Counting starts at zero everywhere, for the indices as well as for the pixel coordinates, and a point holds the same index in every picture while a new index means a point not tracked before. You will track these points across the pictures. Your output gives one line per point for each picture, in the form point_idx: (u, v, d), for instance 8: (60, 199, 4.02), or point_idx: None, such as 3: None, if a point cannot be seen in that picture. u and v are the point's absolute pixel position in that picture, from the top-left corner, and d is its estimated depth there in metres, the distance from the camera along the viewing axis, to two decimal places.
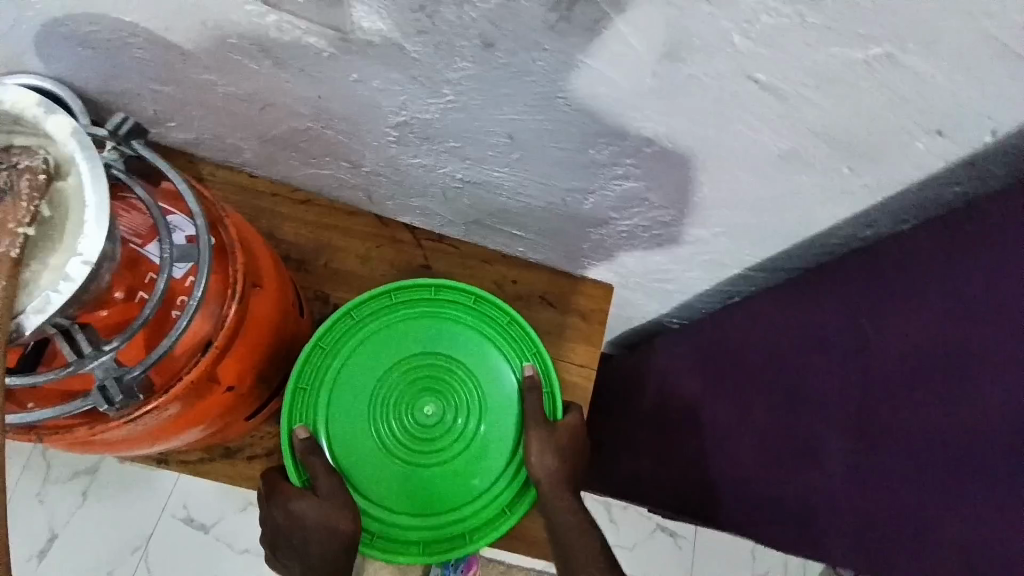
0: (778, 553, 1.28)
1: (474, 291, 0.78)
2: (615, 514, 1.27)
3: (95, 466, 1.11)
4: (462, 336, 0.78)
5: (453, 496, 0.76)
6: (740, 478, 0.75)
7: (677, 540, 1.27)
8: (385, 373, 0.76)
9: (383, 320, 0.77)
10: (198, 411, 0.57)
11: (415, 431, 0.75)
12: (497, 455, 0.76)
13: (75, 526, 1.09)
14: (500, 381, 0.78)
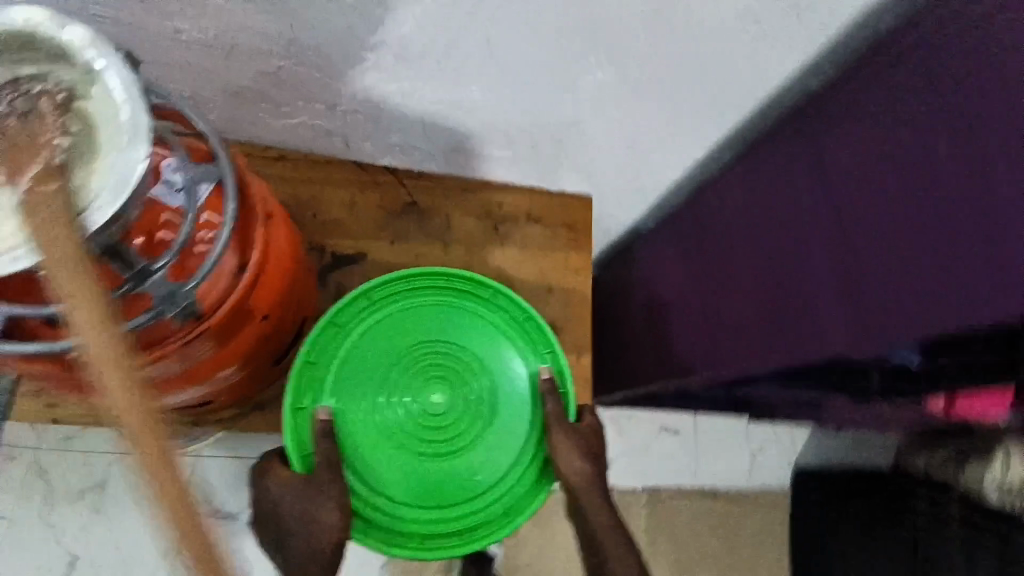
0: (769, 428, 1.40)
1: (493, 286, 0.81)
2: (623, 425, 1.33)
3: (102, 481, 1.08)
4: (476, 327, 0.80)
5: (457, 485, 0.78)
6: (715, 358, 0.82)
7: (680, 436, 1.36)
8: (394, 361, 0.78)
9: (391, 307, 0.79)
10: (241, 339, 0.58)
11: (426, 422, 0.76)
12: (507, 448, 0.79)
13: (96, 538, 1.08)
14: (515, 374, 0.80)
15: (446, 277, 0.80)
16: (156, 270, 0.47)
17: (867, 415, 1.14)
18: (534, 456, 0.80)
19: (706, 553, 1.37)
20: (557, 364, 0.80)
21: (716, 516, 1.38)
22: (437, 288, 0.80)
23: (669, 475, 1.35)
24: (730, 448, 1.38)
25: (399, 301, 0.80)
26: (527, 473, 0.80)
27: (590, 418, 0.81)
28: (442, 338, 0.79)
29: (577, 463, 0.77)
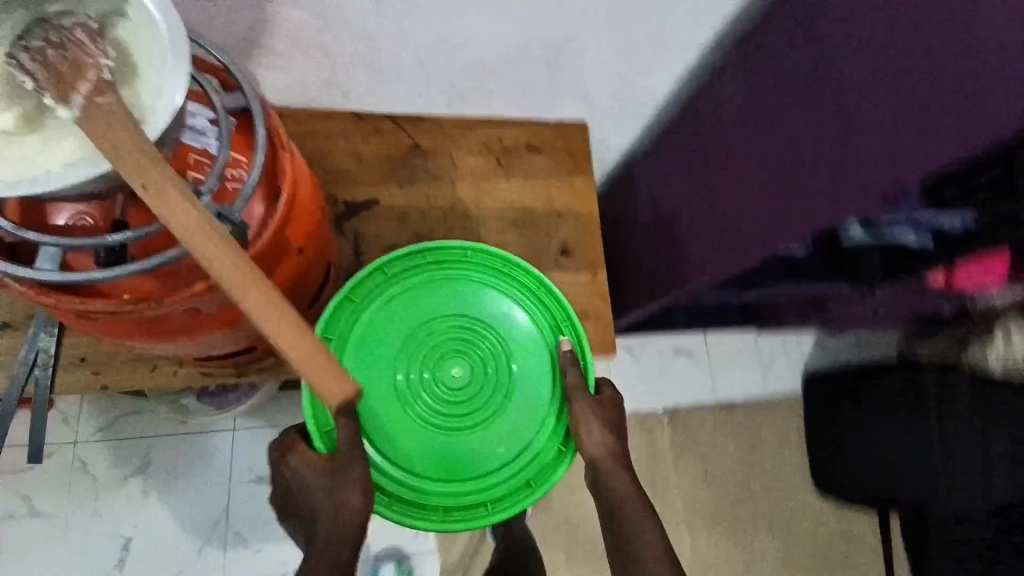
0: (775, 337, 1.47)
1: (509, 257, 0.77)
2: (637, 352, 1.38)
3: (145, 463, 1.11)
4: (493, 296, 0.77)
5: (479, 457, 0.74)
6: (727, 254, 0.87)
7: (694, 357, 1.42)
8: (412, 335, 0.75)
9: (407, 279, 0.76)
10: (280, 275, 0.58)
11: (448, 396, 0.74)
12: (529, 418, 0.76)
13: (147, 525, 1.10)
14: (536, 342, 0.77)
15: (462, 248, 0.76)
16: (205, 193, 0.48)
17: (869, 305, 1.20)
18: (555, 428, 0.76)
19: (730, 461, 1.43)
20: (578, 336, 0.77)
21: (735, 426, 1.44)
22: (449, 259, 0.77)
23: (686, 393, 1.41)
24: (743, 361, 1.44)
25: (411, 274, 0.76)
26: (550, 445, 0.76)
27: (612, 389, 0.77)
28: (459, 309, 0.76)
29: (606, 440, 0.72)
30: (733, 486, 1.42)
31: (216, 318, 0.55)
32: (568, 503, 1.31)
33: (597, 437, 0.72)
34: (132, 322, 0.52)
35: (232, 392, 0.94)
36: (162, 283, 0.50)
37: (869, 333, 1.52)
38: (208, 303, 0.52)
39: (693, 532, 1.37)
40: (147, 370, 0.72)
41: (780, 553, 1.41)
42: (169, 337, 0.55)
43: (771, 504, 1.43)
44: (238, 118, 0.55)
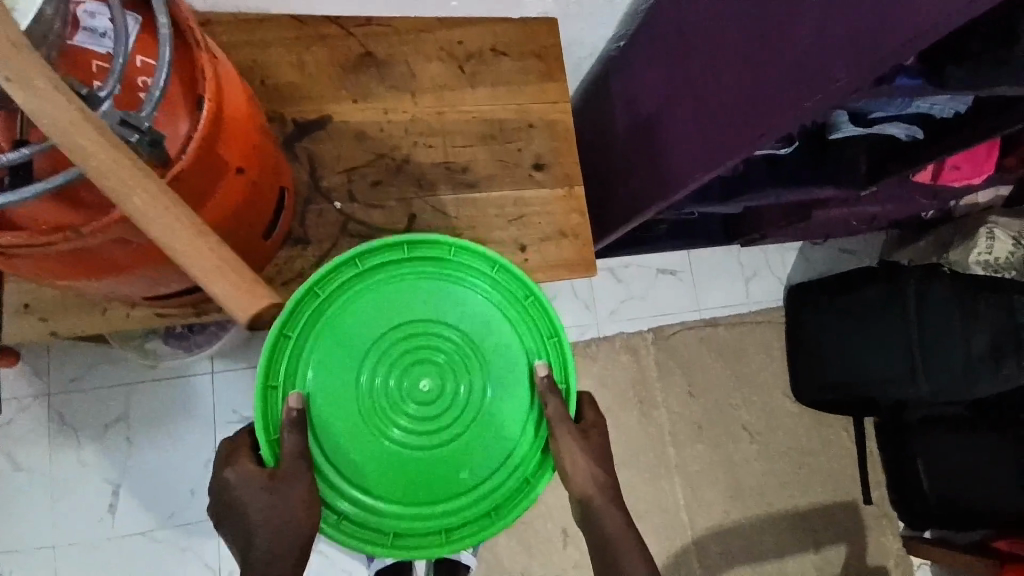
0: (757, 249, 1.47)
1: (496, 261, 0.70)
2: (619, 274, 1.37)
3: (125, 412, 1.10)
4: (472, 302, 0.71)
5: (442, 478, 0.69)
6: (704, 162, 0.80)
7: (677, 276, 1.41)
8: (380, 343, 0.69)
9: (377, 280, 0.69)
10: (220, 200, 0.52)
11: (417, 411, 0.69)
12: (500, 439, 0.70)
13: (136, 470, 1.09)
14: (516, 355, 0.71)
15: (445, 246, 0.69)
16: (103, 97, 0.42)
17: (853, 211, 1.18)
18: (527, 456, 0.71)
19: (717, 375, 1.41)
20: (563, 359, 0.71)
21: (719, 342, 1.42)
22: (429, 258, 0.70)
23: (670, 311, 1.40)
24: (726, 276, 1.45)
25: (386, 271, 0.69)
26: (520, 474, 0.70)
27: (594, 414, 0.71)
28: (434, 315, 0.70)
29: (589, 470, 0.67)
30: (716, 401, 1.39)
31: (148, 254, 0.49)
32: None
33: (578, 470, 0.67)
34: (51, 259, 0.47)
35: (201, 332, 0.91)
36: (79, 211, 0.44)
37: (849, 242, 1.53)
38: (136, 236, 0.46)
39: (679, 445, 1.35)
40: (99, 317, 0.67)
41: (766, 462, 1.40)
42: (88, 275, 0.50)
43: (758, 415, 1.42)
44: (140, 10, 0.47)
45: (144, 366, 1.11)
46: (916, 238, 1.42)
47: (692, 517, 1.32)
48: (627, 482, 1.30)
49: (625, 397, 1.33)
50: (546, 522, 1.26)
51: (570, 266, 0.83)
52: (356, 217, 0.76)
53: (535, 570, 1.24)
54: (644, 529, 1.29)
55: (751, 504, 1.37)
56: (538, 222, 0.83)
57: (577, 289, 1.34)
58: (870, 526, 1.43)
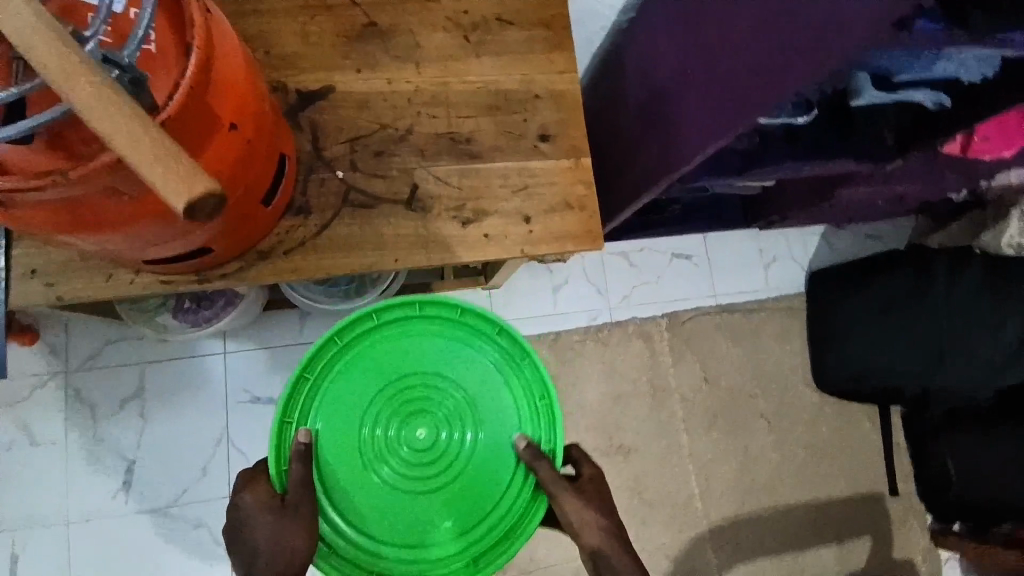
0: (776, 232, 1.43)
1: (498, 324, 0.76)
2: (632, 258, 1.35)
3: (139, 389, 1.12)
4: (472, 360, 0.76)
5: (427, 523, 0.73)
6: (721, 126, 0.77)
7: (692, 260, 1.38)
8: (384, 391, 0.74)
9: (388, 335, 0.75)
10: (210, 156, 0.52)
11: (412, 460, 0.73)
12: (485, 490, 0.74)
13: (149, 447, 1.11)
14: (508, 414, 0.76)
15: (454, 307, 0.76)
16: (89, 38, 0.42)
17: (875, 188, 1.14)
18: (510, 511, 0.74)
19: (734, 362, 1.37)
20: (551, 421, 0.75)
21: (737, 328, 1.38)
22: (437, 317, 0.76)
23: (684, 296, 1.37)
24: (744, 260, 1.41)
25: (397, 327, 0.75)
26: (501, 527, 0.74)
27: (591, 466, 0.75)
28: (437, 369, 0.75)
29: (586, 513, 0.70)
30: (733, 389, 1.35)
31: (140, 207, 0.49)
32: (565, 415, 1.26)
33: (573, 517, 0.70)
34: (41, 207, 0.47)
35: (206, 307, 0.91)
36: (68, 155, 0.45)
37: (873, 227, 1.48)
38: (125, 182, 0.46)
39: (693, 433, 1.31)
40: (103, 281, 0.68)
41: (785, 453, 1.35)
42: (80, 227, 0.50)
43: (776, 404, 1.37)
44: None
45: (158, 343, 1.14)
46: (952, 221, 1.37)
47: (707, 507, 1.28)
48: (638, 469, 1.27)
49: (638, 383, 1.30)
50: None
51: (578, 238, 0.81)
52: (357, 186, 0.76)
53: (544, 555, 1.22)
54: (656, 518, 1.26)
55: (769, 495, 1.32)
56: (542, 193, 0.81)
57: (589, 273, 1.32)
58: (896, 521, 1.37)
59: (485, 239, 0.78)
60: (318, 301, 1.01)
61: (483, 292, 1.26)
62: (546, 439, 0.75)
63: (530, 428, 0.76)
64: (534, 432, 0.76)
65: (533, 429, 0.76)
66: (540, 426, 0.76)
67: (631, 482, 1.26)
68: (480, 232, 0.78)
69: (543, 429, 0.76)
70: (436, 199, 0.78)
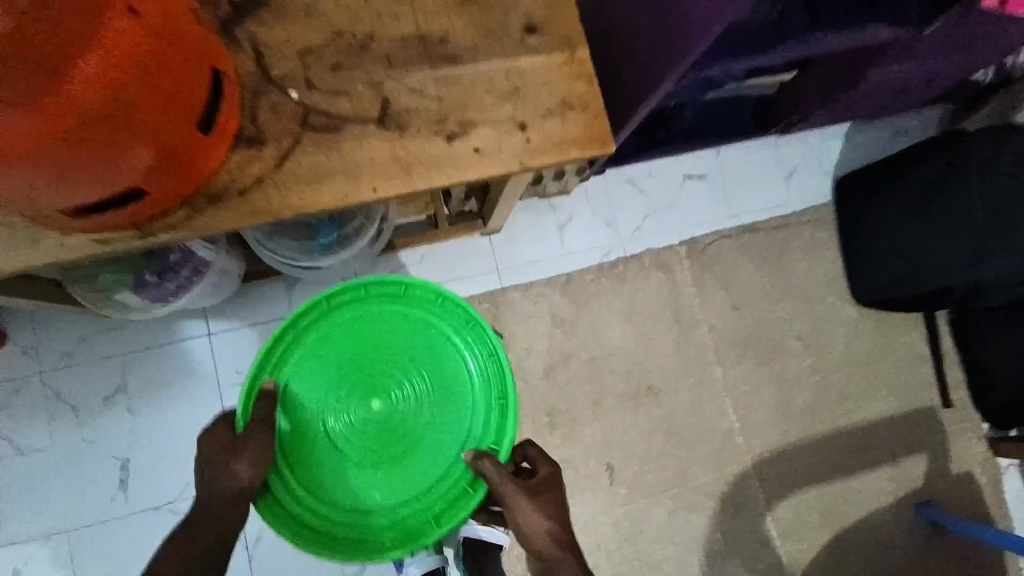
0: (794, 141, 1.31)
1: (469, 318, 0.79)
2: (641, 184, 1.23)
3: (123, 383, 1.03)
4: (442, 348, 0.79)
5: (362, 492, 0.76)
6: None
7: (707, 179, 1.26)
8: (354, 362, 0.78)
9: (363, 312, 0.79)
10: (115, 44, 0.43)
11: (366, 432, 0.77)
12: (426, 468, 0.77)
13: (142, 442, 1.02)
14: (464, 406, 0.79)
15: (428, 295, 0.79)
16: None
17: (906, 67, 1.01)
18: (442, 493, 0.77)
19: (763, 284, 1.26)
20: (505, 426, 0.78)
21: (762, 247, 1.26)
22: (409, 303, 0.79)
23: (702, 220, 1.24)
24: (762, 173, 1.29)
25: (371, 307, 0.79)
26: (429, 507, 0.77)
27: (547, 463, 0.77)
28: (406, 351, 0.79)
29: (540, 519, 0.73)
30: (764, 314, 1.25)
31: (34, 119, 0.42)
32: (586, 365, 1.16)
33: (528, 519, 0.73)
34: None
35: (171, 279, 0.80)
36: None
37: (900, 122, 1.35)
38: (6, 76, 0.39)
39: (726, 364, 1.21)
40: (30, 249, 0.58)
41: (826, 375, 1.26)
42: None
43: (812, 324, 1.27)
44: None
45: (137, 332, 1.04)
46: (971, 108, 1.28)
47: (750, 441, 1.20)
48: (671, 408, 1.18)
49: (661, 318, 1.20)
50: (588, 463, 1.13)
51: (587, 143, 0.69)
52: (316, 107, 0.63)
53: (582, 512, 1.12)
54: (696, 457, 1.17)
55: (813, 420, 1.24)
56: (536, 95, 0.68)
57: (596, 206, 1.20)
58: (950, 432, 1.28)
59: (477, 154, 0.66)
60: (298, 259, 0.90)
61: (482, 239, 1.14)
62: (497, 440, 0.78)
63: (484, 421, 0.79)
64: (487, 430, 0.78)
65: (487, 428, 0.78)
66: (493, 428, 0.78)
67: (665, 422, 1.17)
68: (469, 147, 0.66)
69: (495, 429, 0.78)
70: (412, 113, 0.65)
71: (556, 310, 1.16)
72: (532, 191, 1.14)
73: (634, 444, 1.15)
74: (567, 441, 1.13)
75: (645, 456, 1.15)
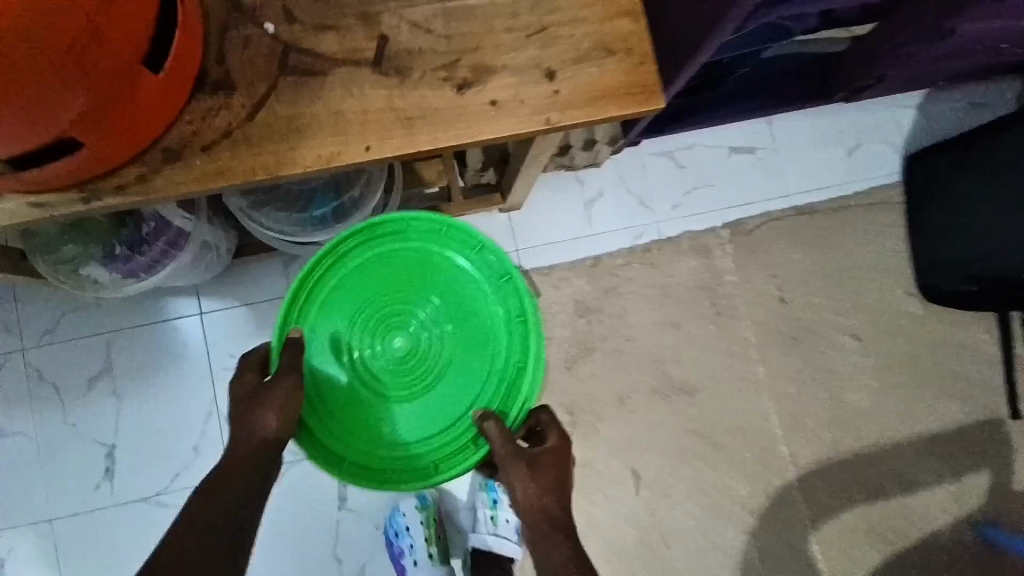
0: (857, 111, 1.15)
1: (506, 270, 0.70)
2: (681, 158, 1.08)
3: (109, 364, 0.95)
4: (474, 294, 0.71)
5: (363, 429, 0.69)
6: None
7: (757, 154, 1.11)
8: (379, 293, 0.70)
9: (398, 246, 0.70)
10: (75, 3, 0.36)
11: (379, 368, 0.70)
12: (441, 415, 0.70)
13: (129, 428, 0.95)
14: (486, 359, 0.71)
15: (466, 238, 0.70)
16: None
17: (1008, 20, 0.84)
18: (453, 444, 0.69)
19: (816, 274, 1.11)
20: (523, 387, 0.69)
21: (816, 231, 1.12)
22: (443, 245, 0.71)
23: (749, 200, 1.10)
24: (820, 147, 1.13)
25: (407, 242, 0.70)
26: (437, 455, 0.69)
27: (558, 436, 0.68)
28: (434, 291, 0.71)
29: (534, 492, 0.64)
30: (814, 307, 1.11)
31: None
32: (610, 358, 1.04)
33: (518, 491, 0.64)
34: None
35: (149, 252, 0.70)
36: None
37: (979, 92, 1.17)
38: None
39: (771, 363, 1.08)
40: None
41: (880, 377, 1.12)
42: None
43: (868, 320, 1.12)
44: None
45: (125, 309, 0.96)
46: None
47: (791, 448, 1.07)
48: (705, 409, 1.06)
49: (699, 309, 1.07)
50: (610, 466, 1.03)
51: (630, 95, 0.55)
52: (298, 45, 0.52)
53: (601, 519, 1.02)
54: (731, 464, 1.05)
55: (865, 427, 1.11)
56: (568, 34, 0.55)
57: (628, 181, 1.07)
58: (1020, 447, 1.13)
59: (493, 107, 0.54)
60: (287, 233, 0.78)
61: (501, 215, 1.03)
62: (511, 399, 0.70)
63: (506, 379, 0.70)
64: (503, 388, 0.70)
65: (504, 385, 0.70)
66: (511, 388, 0.70)
67: (698, 426, 1.05)
68: (484, 99, 0.54)
69: (513, 389, 0.70)
70: (414, 55, 0.53)
71: (580, 298, 1.04)
72: (558, 162, 1.00)
73: (664, 448, 1.04)
74: (588, 442, 1.02)
75: (674, 461, 1.04)
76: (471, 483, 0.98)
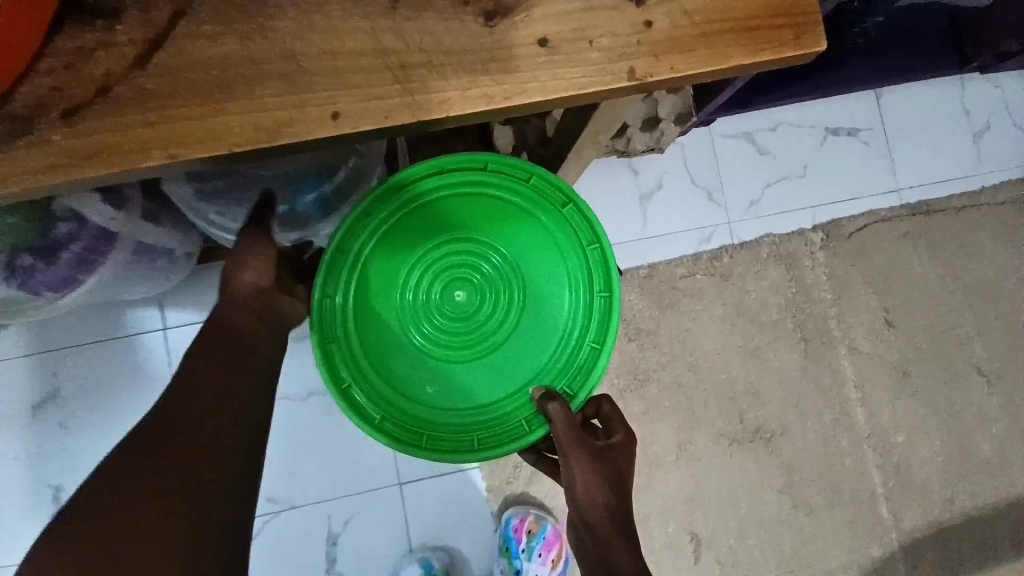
0: (989, 84, 0.90)
1: (598, 237, 0.49)
2: (762, 141, 0.86)
3: (56, 388, 0.79)
4: (547, 256, 0.51)
5: (397, 382, 0.49)
6: None
7: (861, 136, 0.87)
8: (435, 235, 0.50)
9: (485, 179, 0.49)
10: None
11: (431, 317, 0.50)
12: (493, 390, 0.50)
13: (78, 466, 0.78)
14: (552, 339, 0.51)
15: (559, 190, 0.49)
16: None
17: None
18: (501, 426, 0.49)
19: (929, 290, 0.88)
20: (593, 380, 0.49)
21: (932, 236, 0.88)
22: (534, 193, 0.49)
23: (849, 194, 0.87)
24: (941, 129, 0.89)
25: (494, 177, 0.49)
26: (481, 433, 0.49)
27: (624, 431, 0.48)
28: (507, 246, 0.51)
29: (600, 498, 0.45)
30: (927, 331, 0.88)
31: None
32: (670, 392, 0.83)
33: (577, 487, 0.45)
34: None
35: (59, 263, 0.53)
36: None
37: None
38: None
39: (871, 402, 0.86)
40: None
41: (1009, 420, 0.89)
42: None
43: (997, 348, 0.89)
44: None
45: (75, 322, 0.79)
46: None
47: (893, 505, 0.85)
48: (787, 457, 0.84)
49: (782, 332, 0.85)
50: (668, 526, 0.82)
51: (768, 34, 0.34)
52: None
53: None
54: (819, 526, 0.84)
55: (989, 484, 0.88)
56: None
57: (695, 171, 0.85)
58: None
59: (543, 49, 0.33)
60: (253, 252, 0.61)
61: None
62: (571, 393, 0.49)
63: (569, 363, 0.50)
64: (567, 380, 0.50)
65: (567, 375, 0.50)
66: (574, 382, 0.50)
67: (778, 477, 0.84)
68: (528, 35, 0.33)
69: (577, 381, 0.50)
70: None
71: (632, 316, 0.83)
72: (610, 148, 0.78)
73: (734, 507, 0.83)
74: (638, 498, 0.82)
75: (747, 520, 0.83)
76: (491, 543, 0.80)
